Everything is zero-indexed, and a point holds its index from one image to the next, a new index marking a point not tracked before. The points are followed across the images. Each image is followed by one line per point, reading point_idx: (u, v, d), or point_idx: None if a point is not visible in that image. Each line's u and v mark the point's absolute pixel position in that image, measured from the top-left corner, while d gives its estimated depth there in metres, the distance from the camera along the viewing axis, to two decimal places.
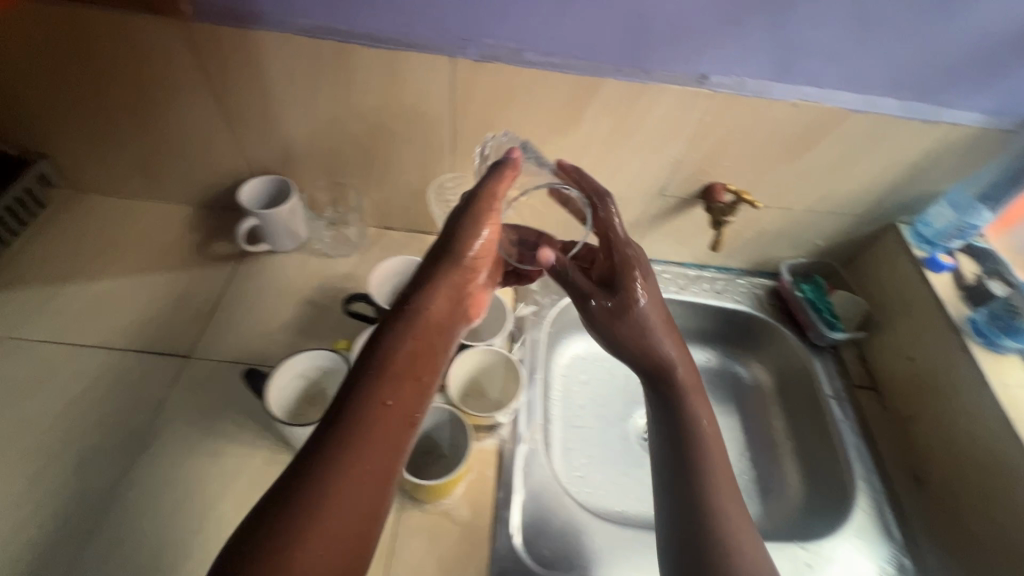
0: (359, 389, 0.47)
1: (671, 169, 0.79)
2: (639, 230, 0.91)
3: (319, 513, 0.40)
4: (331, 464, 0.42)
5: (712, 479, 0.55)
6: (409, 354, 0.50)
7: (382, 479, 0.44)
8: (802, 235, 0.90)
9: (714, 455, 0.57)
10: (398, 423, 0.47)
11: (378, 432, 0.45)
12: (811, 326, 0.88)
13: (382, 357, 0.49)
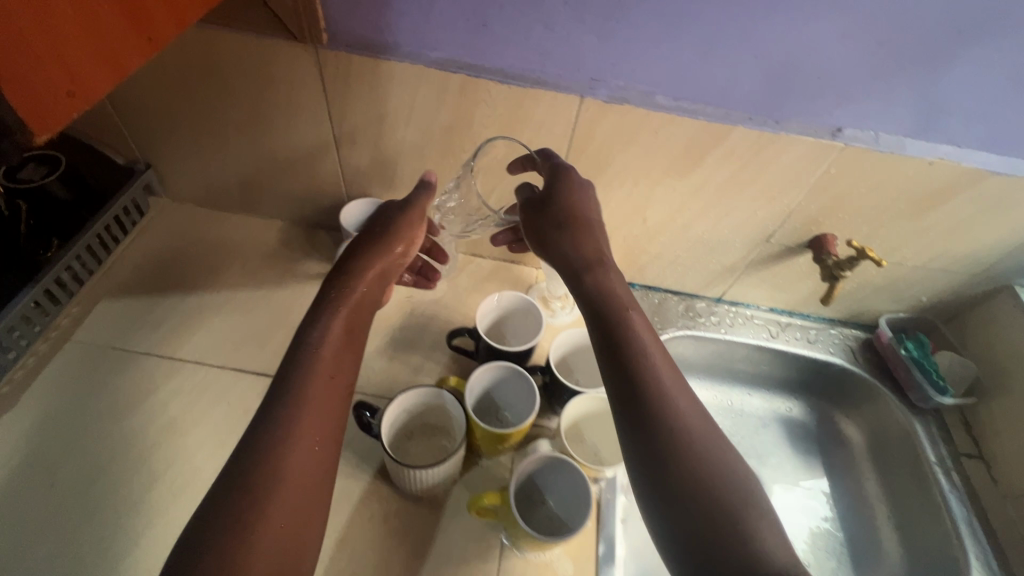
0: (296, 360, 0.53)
1: (783, 217, 0.77)
2: (734, 273, 0.89)
3: (277, 466, 0.47)
4: (273, 425, 0.49)
5: (658, 390, 0.52)
6: (328, 327, 0.57)
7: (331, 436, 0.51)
8: (906, 290, 0.87)
9: (684, 402, 0.52)
10: (327, 389, 0.53)
11: (319, 392, 0.52)
12: (913, 387, 0.85)
13: (316, 329, 0.56)
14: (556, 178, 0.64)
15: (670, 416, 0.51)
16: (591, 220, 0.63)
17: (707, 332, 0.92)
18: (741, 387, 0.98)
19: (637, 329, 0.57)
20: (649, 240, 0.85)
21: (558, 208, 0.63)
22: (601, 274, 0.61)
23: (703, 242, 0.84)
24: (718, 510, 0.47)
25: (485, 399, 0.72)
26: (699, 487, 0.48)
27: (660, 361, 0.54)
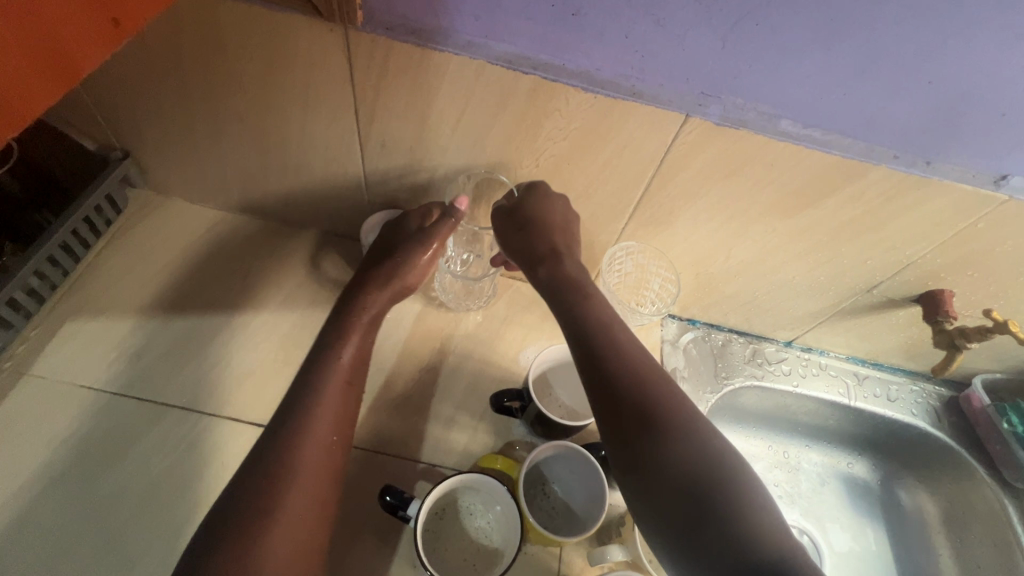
0: (276, 436, 0.49)
1: (899, 269, 0.64)
2: (816, 320, 0.76)
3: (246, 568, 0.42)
4: (244, 517, 0.44)
5: (624, 366, 0.49)
6: (312, 393, 0.52)
7: (313, 524, 0.47)
8: (1012, 352, 0.75)
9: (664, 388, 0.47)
10: (327, 429, 0.51)
11: (301, 477, 0.48)
12: (1008, 464, 0.75)
13: (301, 399, 0.52)
14: (529, 192, 0.60)
15: (638, 394, 0.47)
16: (557, 220, 0.59)
17: (777, 382, 0.80)
18: (805, 441, 0.87)
19: (601, 314, 0.54)
20: (726, 279, 0.72)
21: (527, 213, 0.59)
22: (563, 265, 0.59)
23: (792, 287, 0.71)
24: (702, 482, 0.42)
25: (536, 474, 0.61)
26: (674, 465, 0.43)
27: (624, 340, 0.51)
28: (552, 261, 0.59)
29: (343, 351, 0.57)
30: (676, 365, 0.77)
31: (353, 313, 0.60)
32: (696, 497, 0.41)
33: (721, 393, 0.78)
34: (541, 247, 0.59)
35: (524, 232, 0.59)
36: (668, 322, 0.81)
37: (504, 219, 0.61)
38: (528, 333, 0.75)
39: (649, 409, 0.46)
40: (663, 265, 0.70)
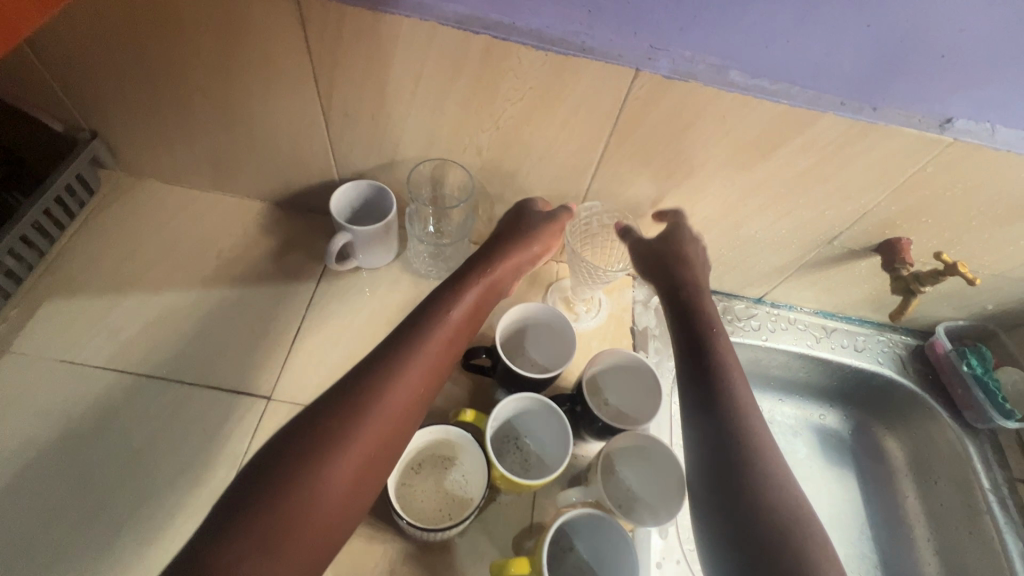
0: (369, 373, 0.51)
1: (856, 219, 0.66)
2: (783, 275, 0.78)
3: (294, 494, 0.44)
4: (315, 441, 0.46)
5: (731, 399, 0.53)
6: (409, 346, 0.53)
7: (367, 469, 0.48)
8: (972, 299, 0.78)
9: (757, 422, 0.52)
10: (421, 373, 0.53)
11: (375, 424, 0.49)
12: (969, 407, 0.77)
13: (401, 344, 0.53)
14: (671, 240, 0.67)
15: (738, 423, 0.51)
16: (694, 262, 0.66)
17: (746, 337, 0.82)
18: (776, 393, 0.89)
19: (723, 346, 0.58)
20: None
21: (671, 257, 0.66)
22: (704, 297, 0.63)
23: (757, 242, 0.72)
24: (775, 518, 0.46)
25: (508, 431, 0.63)
26: (752, 495, 0.48)
27: (737, 377, 0.55)
28: (684, 290, 0.63)
29: (449, 313, 0.57)
30: (647, 324, 0.79)
31: (462, 280, 0.61)
32: (765, 529, 0.46)
33: None
34: (677, 274, 0.65)
35: (664, 263, 0.66)
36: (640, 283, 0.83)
37: (645, 250, 0.67)
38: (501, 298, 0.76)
39: (747, 446, 0.50)
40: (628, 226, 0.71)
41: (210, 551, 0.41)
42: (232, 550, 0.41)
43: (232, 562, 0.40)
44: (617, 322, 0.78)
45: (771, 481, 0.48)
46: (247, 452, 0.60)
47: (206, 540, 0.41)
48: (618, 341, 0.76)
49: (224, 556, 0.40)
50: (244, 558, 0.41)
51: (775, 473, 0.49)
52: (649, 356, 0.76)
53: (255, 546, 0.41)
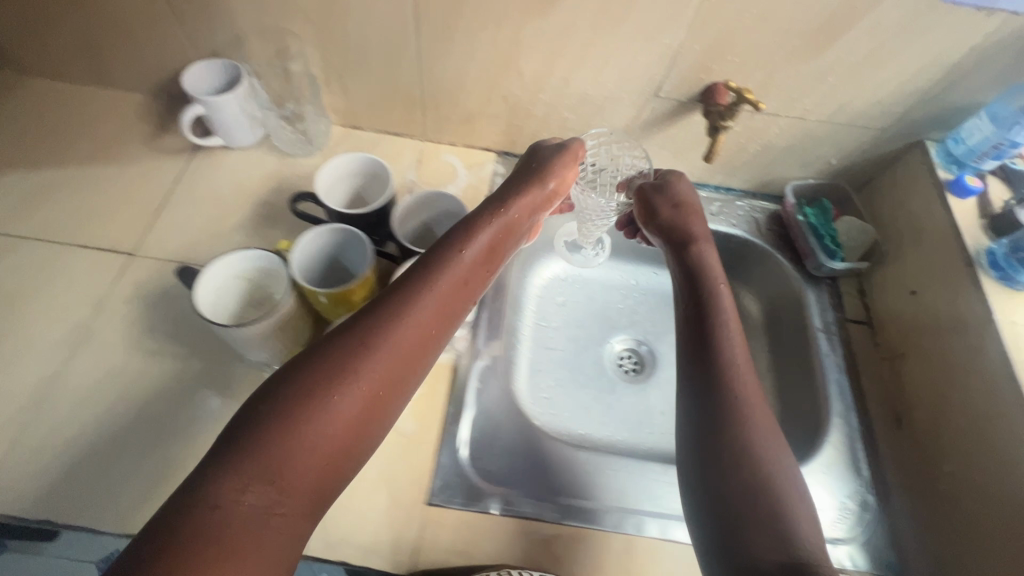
0: (376, 309, 0.46)
1: (668, 63, 0.68)
2: (630, 139, 0.81)
3: (304, 422, 0.39)
4: (324, 368, 0.41)
5: (732, 363, 0.54)
6: (425, 277, 0.49)
7: (380, 405, 0.43)
8: (813, 153, 0.80)
9: (756, 392, 0.53)
10: (433, 310, 0.47)
11: (383, 360, 0.43)
12: (810, 256, 0.80)
13: (411, 282, 0.48)
14: (665, 187, 0.71)
15: (749, 394, 0.53)
16: (697, 214, 0.69)
17: None
18: (643, 265, 0.95)
19: (726, 304, 0.60)
20: (531, 101, 0.77)
21: (665, 212, 0.70)
22: (710, 251, 0.65)
23: (592, 100, 0.76)
24: (757, 479, 0.47)
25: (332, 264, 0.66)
26: (743, 459, 0.48)
27: (739, 344, 0.56)
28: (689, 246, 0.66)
29: (462, 251, 0.53)
30: None
31: (476, 222, 0.56)
32: (749, 490, 0.47)
33: None
34: (678, 231, 0.68)
35: (676, 210, 0.70)
36: (502, 159, 0.87)
37: (648, 202, 0.71)
38: None
39: (745, 411, 0.51)
40: (641, 156, 0.75)
41: (210, 480, 0.36)
42: (234, 480, 0.36)
43: (234, 492, 0.36)
44: (474, 191, 0.83)
45: (762, 447, 0.49)
46: (109, 297, 0.68)
47: (201, 476, 0.36)
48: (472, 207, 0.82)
49: (225, 486, 0.36)
50: (247, 489, 0.36)
51: (764, 439, 0.50)
52: None
53: (261, 476, 0.37)
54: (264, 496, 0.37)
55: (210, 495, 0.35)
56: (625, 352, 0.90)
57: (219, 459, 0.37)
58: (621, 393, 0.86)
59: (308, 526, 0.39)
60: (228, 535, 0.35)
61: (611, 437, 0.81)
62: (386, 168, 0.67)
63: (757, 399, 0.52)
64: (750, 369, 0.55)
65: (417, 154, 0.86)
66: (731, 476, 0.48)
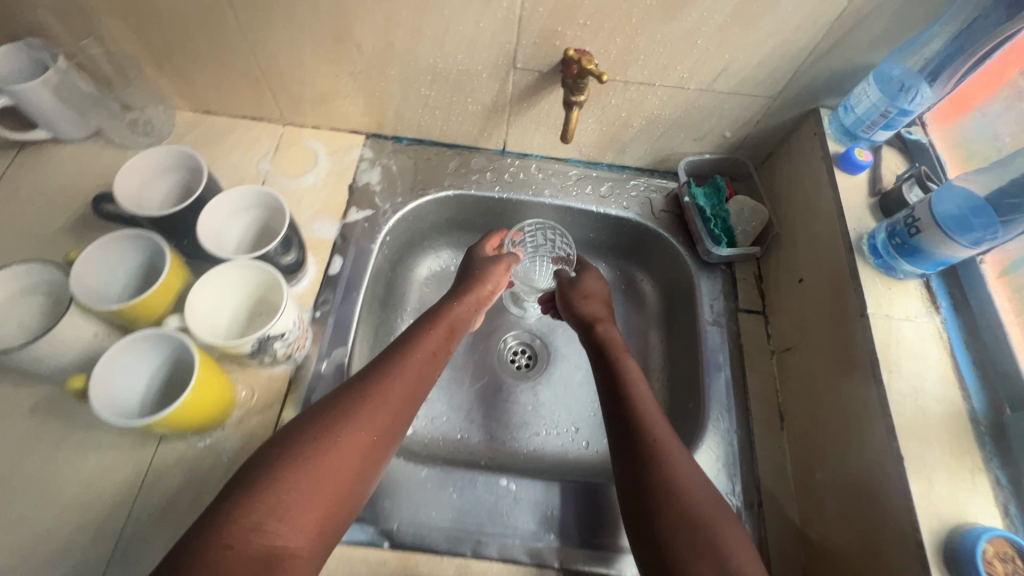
0: (372, 369, 0.54)
1: (515, 29, 0.60)
2: (502, 116, 0.73)
3: (306, 470, 0.45)
4: (318, 425, 0.48)
5: (643, 410, 0.55)
6: (405, 345, 0.58)
7: (368, 457, 0.49)
8: (705, 126, 0.72)
9: (683, 460, 0.51)
10: (419, 369, 0.56)
11: (377, 410, 0.51)
12: (699, 240, 0.72)
13: (400, 344, 0.58)
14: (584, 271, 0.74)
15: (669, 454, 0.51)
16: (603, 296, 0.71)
17: (480, 190, 0.78)
18: None
19: (635, 378, 0.59)
20: (382, 77, 0.69)
21: (579, 296, 0.71)
22: (614, 331, 0.66)
23: (447, 75, 0.67)
24: (686, 512, 0.48)
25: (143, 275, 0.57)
26: (666, 503, 0.48)
27: (644, 395, 0.57)
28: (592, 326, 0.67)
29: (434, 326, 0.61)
30: (370, 181, 0.76)
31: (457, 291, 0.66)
32: (684, 524, 0.47)
33: (419, 205, 0.77)
34: (580, 314, 0.69)
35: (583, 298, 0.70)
36: (371, 142, 0.79)
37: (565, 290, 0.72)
38: (211, 163, 0.75)
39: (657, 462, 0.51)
40: (567, 247, 0.79)
41: (224, 519, 0.41)
42: (243, 518, 0.41)
43: (246, 529, 0.41)
44: (336, 180, 0.76)
45: (683, 489, 0.49)
46: None
47: (221, 507, 0.42)
48: (331, 198, 0.74)
49: (238, 524, 0.41)
50: (261, 525, 0.41)
51: (686, 480, 0.50)
52: (360, 211, 0.74)
53: (270, 514, 0.42)
54: (273, 533, 0.42)
55: (223, 533, 0.40)
56: (518, 346, 0.84)
57: (228, 499, 0.42)
58: (509, 390, 0.80)
59: (312, 564, 0.44)
60: (242, 568, 0.39)
61: (492, 439, 0.76)
62: (189, 152, 0.60)
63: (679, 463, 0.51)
64: (669, 436, 0.53)
65: (276, 139, 0.78)
66: (660, 515, 0.48)
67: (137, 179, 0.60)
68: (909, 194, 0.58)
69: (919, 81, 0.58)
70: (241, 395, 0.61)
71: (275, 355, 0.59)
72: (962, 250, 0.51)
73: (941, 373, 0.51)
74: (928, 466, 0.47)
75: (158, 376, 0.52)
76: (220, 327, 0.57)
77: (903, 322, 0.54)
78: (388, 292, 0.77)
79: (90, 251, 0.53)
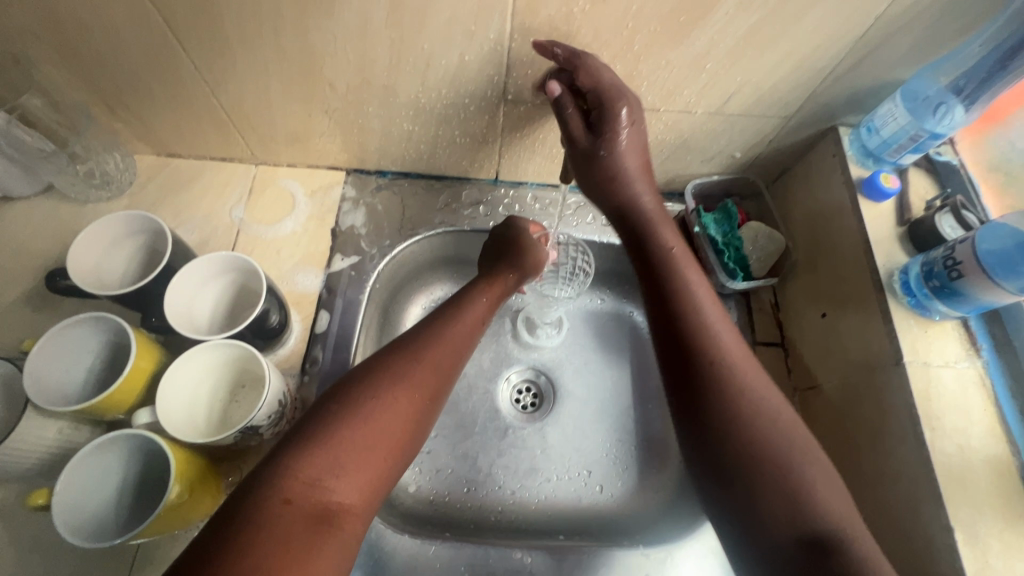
0: (421, 328, 0.54)
1: (505, 61, 0.54)
2: (494, 146, 0.67)
3: (361, 426, 0.45)
4: (371, 386, 0.47)
5: (699, 324, 0.51)
6: (452, 309, 0.57)
7: (417, 419, 0.48)
8: (714, 149, 0.66)
9: (755, 391, 0.47)
10: (465, 331, 0.55)
11: (424, 366, 0.50)
12: (711, 271, 0.67)
13: (447, 308, 0.57)
14: (609, 181, 0.59)
15: (734, 374, 0.48)
16: (621, 166, 0.58)
17: (474, 226, 0.72)
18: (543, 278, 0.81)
19: (689, 295, 0.53)
20: (360, 115, 0.63)
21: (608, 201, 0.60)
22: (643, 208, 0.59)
23: (431, 109, 0.61)
24: (759, 443, 0.45)
25: (110, 356, 0.52)
26: (745, 438, 0.45)
27: (709, 318, 0.52)
28: (629, 215, 0.59)
29: (479, 303, 0.59)
30: (354, 223, 0.71)
31: (495, 272, 0.63)
32: (771, 462, 0.44)
33: (408, 247, 0.71)
34: (620, 205, 0.60)
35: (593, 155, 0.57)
36: (353, 178, 0.73)
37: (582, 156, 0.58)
38: (179, 214, 0.69)
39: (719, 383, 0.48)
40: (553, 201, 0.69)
41: (281, 476, 0.41)
42: (301, 473, 0.41)
43: (304, 485, 0.41)
44: (317, 225, 0.70)
45: (749, 410, 0.46)
46: None
47: (273, 464, 0.41)
48: (313, 246, 0.69)
49: (296, 479, 0.41)
50: (319, 481, 0.41)
51: (763, 420, 0.46)
52: (346, 258, 0.68)
53: (328, 470, 0.42)
54: (331, 489, 0.41)
55: (282, 488, 0.40)
56: (522, 384, 0.76)
57: (288, 454, 0.42)
58: (515, 434, 0.73)
59: (365, 521, 0.43)
60: (301, 524, 0.39)
61: (501, 490, 0.69)
62: (146, 214, 0.55)
63: (742, 384, 0.48)
64: (736, 352, 0.50)
65: (249, 181, 0.72)
66: (730, 446, 0.45)
67: (96, 249, 0.56)
68: (942, 224, 0.54)
69: (951, 100, 0.53)
70: (230, 479, 0.54)
71: (263, 436, 0.53)
72: (1007, 296, 0.47)
73: (985, 427, 0.48)
74: (981, 536, 0.44)
75: (131, 476, 0.47)
76: (197, 418, 0.52)
77: (942, 370, 0.50)
78: (378, 339, 0.71)
79: (35, 352, 0.48)
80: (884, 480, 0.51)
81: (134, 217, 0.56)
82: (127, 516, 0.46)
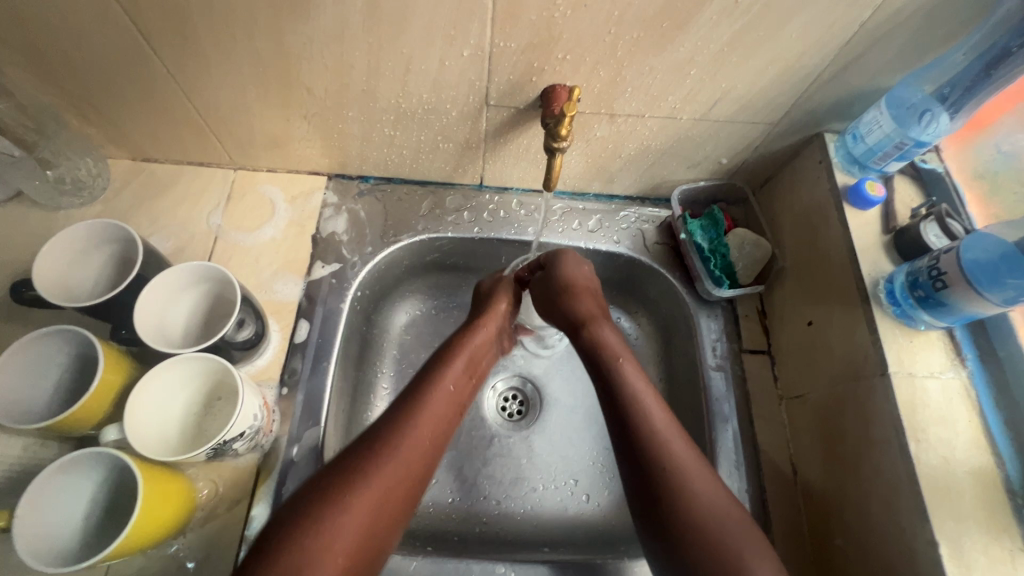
0: (405, 407, 0.51)
1: (486, 65, 0.53)
2: (478, 152, 0.66)
3: (330, 532, 0.41)
4: (346, 482, 0.44)
5: (649, 431, 0.49)
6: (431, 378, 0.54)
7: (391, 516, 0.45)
8: (700, 154, 0.65)
9: (697, 480, 0.46)
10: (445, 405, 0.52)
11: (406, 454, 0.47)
12: (698, 278, 0.67)
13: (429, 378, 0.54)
14: (563, 291, 0.61)
15: (676, 470, 0.47)
16: (576, 279, 0.61)
17: (457, 232, 0.71)
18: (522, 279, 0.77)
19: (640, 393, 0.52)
20: (340, 120, 0.61)
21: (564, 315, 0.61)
22: (603, 326, 0.59)
23: (412, 114, 0.60)
24: (706, 539, 0.44)
25: (76, 368, 0.50)
26: (688, 536, 0.44)
27: (659, 414, 0.51)
28: (582, 330, 0.59)
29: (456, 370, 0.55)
30: (335, 230, 0.69)
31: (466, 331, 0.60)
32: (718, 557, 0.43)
33: (392, 253, 0.70)
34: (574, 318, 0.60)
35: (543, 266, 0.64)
36: (334, 184, 0.72)
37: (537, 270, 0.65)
38: (155, 221, 0.67)
39: (675, 485, 0.46)
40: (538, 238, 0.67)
41: None
42: None
43: None
44: (297, 231, 0.69)
45: (698, 508, 0.45)
46: None
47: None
48: (293, 252, 0.67)
49: None
50: None
51: (709, 514, 0.45)
52: (326, 265, 0.67)
53: None
54: None
55: None
56: (508, 392, 0.75)
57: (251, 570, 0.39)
58: (500, 444, 0.72)
59: None
60: None
61: (486, 504, 0.68)
62: (113, 222, 0.53)
63: (684, 479, 0.46)
64: (678, 444, 0.49)
65: (227, 187, 0.70)
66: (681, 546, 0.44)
67: (64, 259, 0.54)
68: (927, 232, 0.54)
69: (936, 108, 0.53)
70: (204, 494, 0.53)
71: (238, 450, 0.52)
72: (991, 307, 0.47)
73: (969, 438, 0.47)
74: (966, 550, 0.43)
75: (99, 496, 0.45)
76: (169, 433, 0.50)
77: (927, 380, 0.50)
78: (361, 348, 0.69)
79: None
80: (870, 491, 0.50)
81: (102, 224, 0.54)
82: (92, 539, 0.44)
